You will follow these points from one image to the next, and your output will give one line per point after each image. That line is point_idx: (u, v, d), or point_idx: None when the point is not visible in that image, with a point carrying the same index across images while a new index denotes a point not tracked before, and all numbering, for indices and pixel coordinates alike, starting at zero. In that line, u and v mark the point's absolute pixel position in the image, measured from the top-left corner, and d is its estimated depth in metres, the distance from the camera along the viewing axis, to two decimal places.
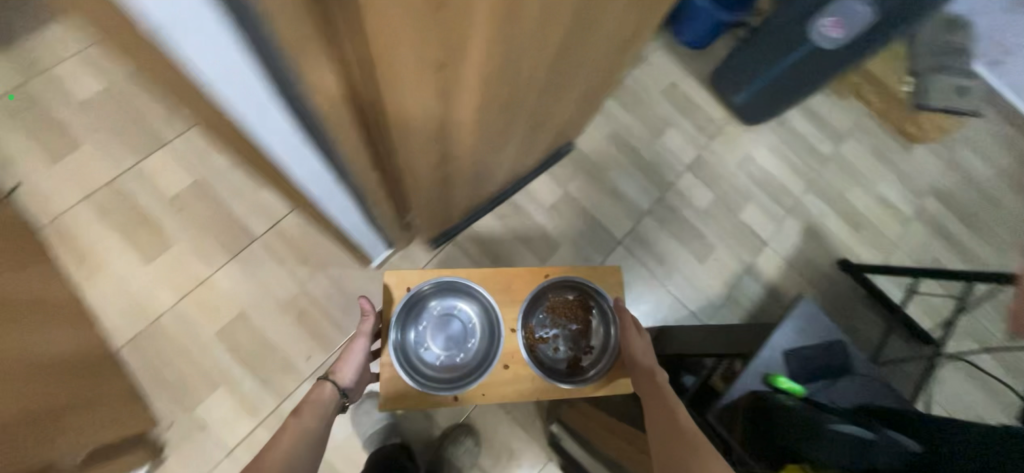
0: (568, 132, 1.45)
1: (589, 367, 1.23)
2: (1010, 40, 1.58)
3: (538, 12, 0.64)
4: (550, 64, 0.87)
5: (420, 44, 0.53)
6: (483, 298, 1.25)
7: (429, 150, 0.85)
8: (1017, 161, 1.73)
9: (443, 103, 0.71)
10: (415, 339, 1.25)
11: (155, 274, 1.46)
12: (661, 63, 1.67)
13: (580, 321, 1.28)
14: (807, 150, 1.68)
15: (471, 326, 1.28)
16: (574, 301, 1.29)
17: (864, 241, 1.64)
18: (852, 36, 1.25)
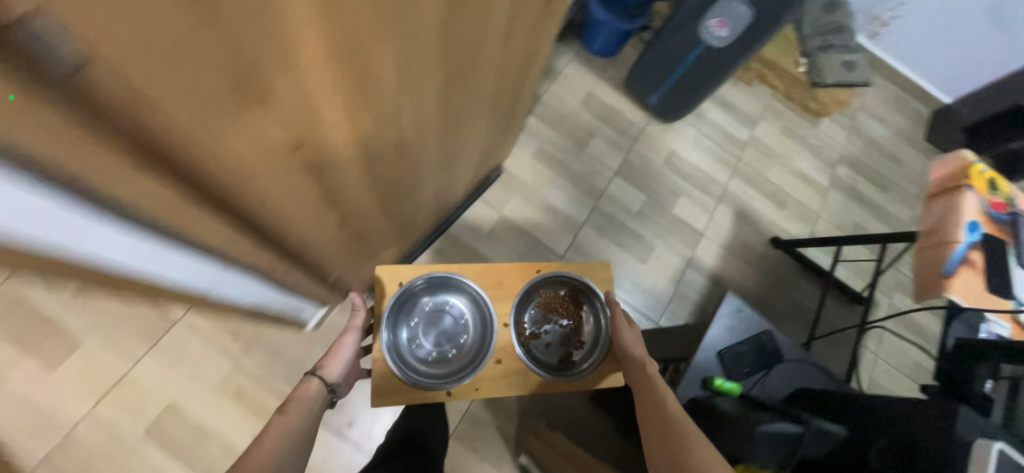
0: (494, 155, 1.27)
1: (585, 359, 1.03)
2: (885, 14, 1.71)
3: (410, 34, 0.46)
4: (445, 101, 0.68)
5: (239, 112, 0.35)
6: (474, 289, 1.01)
7: (326, 222, 0.65)
8: (907, 122, 1.83)
9: (318, 174, 0.52)
10: (407, 335, 1.02)
11: (64, 384, 1.06)
12: (575, 72, 1.57)
13: (573, 313, 1.07)
14: (727, 139, 1.63)
15: (464, 320, 1.06)
16: (564, 293, 1.07)
17: (792, 216, 1.58)
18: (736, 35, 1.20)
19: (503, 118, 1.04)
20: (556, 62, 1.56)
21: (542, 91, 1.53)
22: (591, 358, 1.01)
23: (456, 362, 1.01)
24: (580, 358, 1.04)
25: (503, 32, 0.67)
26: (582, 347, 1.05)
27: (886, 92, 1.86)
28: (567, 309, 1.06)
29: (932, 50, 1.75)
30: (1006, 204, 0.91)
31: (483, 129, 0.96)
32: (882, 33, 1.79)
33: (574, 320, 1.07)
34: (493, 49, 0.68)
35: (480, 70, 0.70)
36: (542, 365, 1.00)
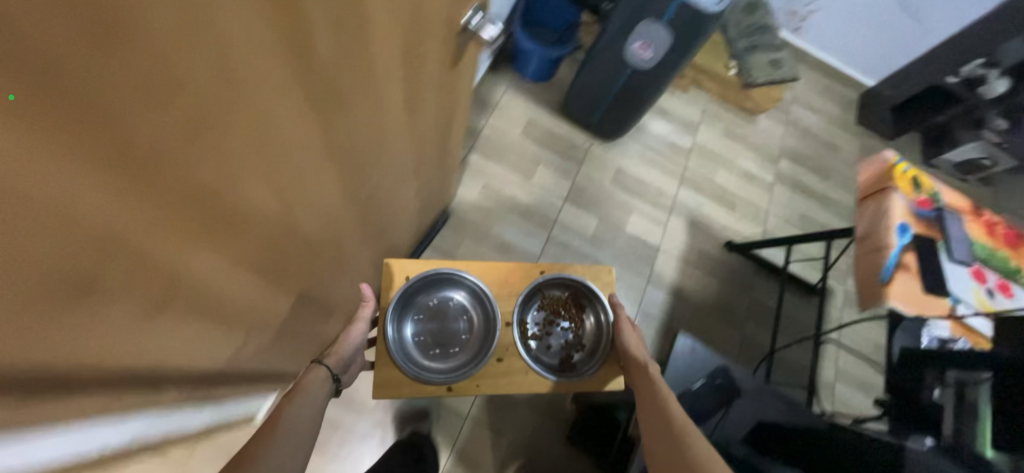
0: (438, 203, 1.23)
1: (584, 357, 1.05)
2: (802, 9, 1.78)
3: (284, 161, 0.43)
4: (353, 189, 0.64)
5: (63, 316, 0.30)
6: (480, 290, 1.03)
7: (235, 341, 0.59)
8: (837, 107, 1.90)
9: (204, 312, 0.47)
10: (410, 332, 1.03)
11: None
12: (513, 101, 1.55)
13: (574, 313, 1.09)
14: (671, 149, 1.64)
15: (467, 316, 1.06)
16: (565, 292, 1.09)
17: (743, 217, 1.61)
18: (659, 56, 1.18)
19: (438, 173, 1.00)
20: (492, 93, 1.53)
21: (482, 125, 1.49)
22: (591, 355, 1.04)
23: (454, 360, 1.02)
24: (580, 358, 1.05)
25: (404, 115, 0.63)
26: (581, 347, 1.07)
27: (814, 81, 1.92)
28: (569, 309, 1.08)
29: (851, 38, 1.82)
30: (930, 201, 0.94)
31: (415, 191, 0.92)
32: (802, 27, 1.85)
33: (576, 320, 1.09)
34: (398, 130, 0.64)
35: (390, 151, 0.66)
36: (541, 363, 1.02)
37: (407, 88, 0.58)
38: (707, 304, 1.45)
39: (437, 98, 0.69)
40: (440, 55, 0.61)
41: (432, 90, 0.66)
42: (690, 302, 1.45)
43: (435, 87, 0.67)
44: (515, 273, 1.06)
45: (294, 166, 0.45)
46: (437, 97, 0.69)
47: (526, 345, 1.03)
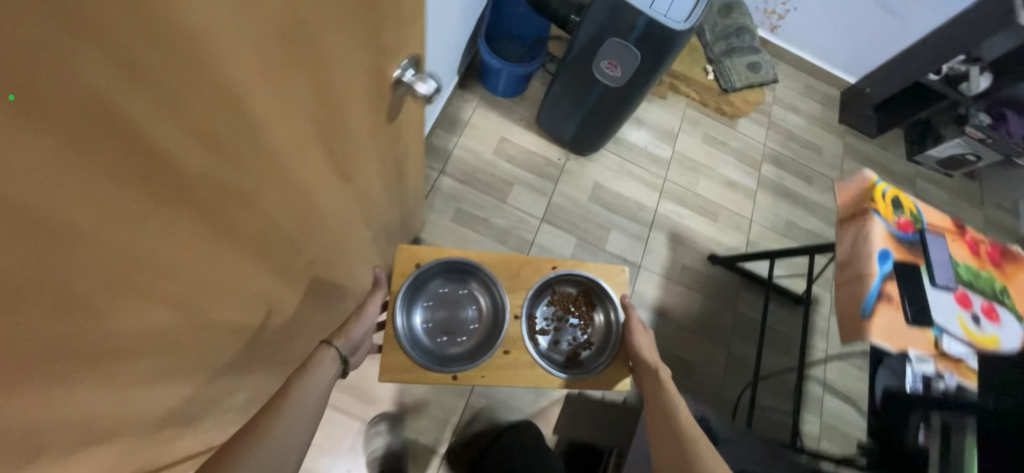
0: (406, 236, 1.17)
1: (590, 351, 1.11)
2: (779, 8, 1.73)
3: (172, 269, 0.37)
4: (282, 259, 0.58)
5: None
6: (496, 286, 1.11)
7: (164, 435, 0.54)
8: (819, 106, 1.85)
9: (103, 435, 0.42)
10: (420, 319, 1.12)
11: None
12: (484, 118, 1.49)
13: (583, 309, 1.15)
14: (650, 160, 1.59)
15: (476, 307, 1.15)
16: (578, 288, 1.16)
17: (726, 227, 1.57)
18: (630, 74, 1.14)
19: (399, 213, 0.95)
20: (462, 111, 1.47)
21: (451, 145, 1.43)
22: (596, 351, 1.10)
23: (459, 351, 1.10)
24: (585, 353, 1.11)
25: (338, 180, 0.58)
26: (587, 342, 1.13)
27: (795, 80, 1.87)
28: (578, 305, 1.15)
29: (830, 36, 1.77)
30: (912, 223, 0.91)
31: (373, 237, 0.87)
32: (781, 26, 1.80)
33: (585, 315, 1.15)
34: (333, 195, 0.59)
35: (326, 217, 0.61)
36: (546, 354, 1.09)
37: (336, 157, 0.53)
38: (690, 322, 1.41)
39: (378, 155, 0.64)
40: (373, 115, 0.56)
41: (369, 148, 0.61)
42: (674, 321, 1.41)
43: (374, 145, 0.62)
44: (526, 268, 1.12)
45: (187, 270, 0.39)
46: (377, 153, 0.64)
47: (534, 338, 1.09)
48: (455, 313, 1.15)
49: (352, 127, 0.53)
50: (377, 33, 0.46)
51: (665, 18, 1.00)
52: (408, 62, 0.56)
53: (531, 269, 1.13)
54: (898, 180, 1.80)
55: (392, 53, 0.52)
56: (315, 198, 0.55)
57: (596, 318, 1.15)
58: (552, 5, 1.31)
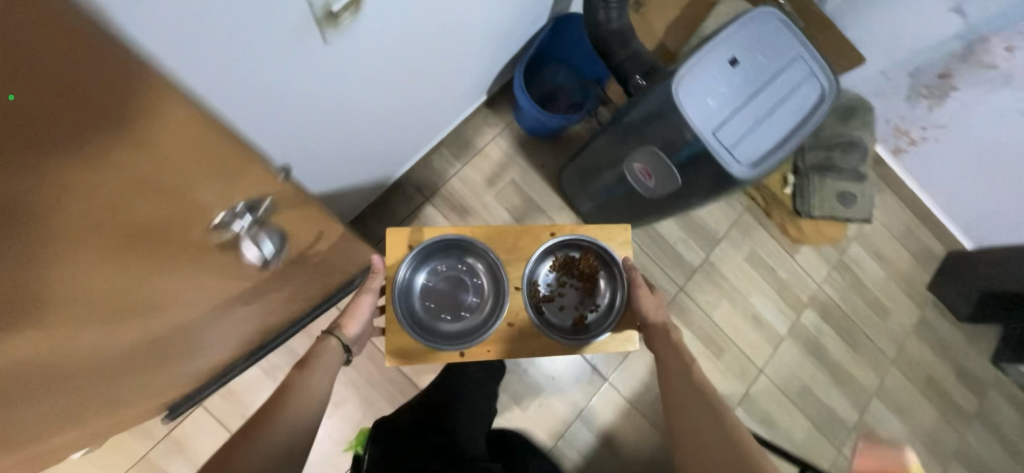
0: (348, 267, 1.01)
1: (597, 315, 1.05)
2: (916, 131, 1.33)
3: None
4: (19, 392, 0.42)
5: None
6: (490, 258, 1.02)
7: None
8: (913, 262, 1.48)
9: None
10: (420, 298, 1.07)
11: None
12: (502, 150, 1.27)
13: (583, 278, 1.09)
14: (674, 261, 1.33)
15: (476, 283, 1.08)
16: (580, 257, 1.08)
17: (726, 370, 1.32)
18: (665, 192, 0.87)
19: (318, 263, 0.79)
20: (478, 135, 1.25)
21: (452, 172, 1.24)
22: (603, 313, 1.04)
23: (468, 322, 1.05)
24: (591, 316, 1.06)
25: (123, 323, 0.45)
26: (593, 309, 1.07)
27: (898, 220, 1.47)
28: (578, 274, 1.09)
29: (964, 186, 1.37)
30: None
31: (267, 297, 0.72)
32: (907, 152, 1.40)
33: (586, 283, 1.09)
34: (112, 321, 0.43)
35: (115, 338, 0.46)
36: (552, 325, 1.04)
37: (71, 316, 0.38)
38: (638, 463, 1.22)
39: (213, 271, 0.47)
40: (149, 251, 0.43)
41: (154, 266, 0.45)
42: (620, 456, 1.22)
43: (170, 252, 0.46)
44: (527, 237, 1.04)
45: None
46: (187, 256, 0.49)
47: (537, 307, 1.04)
48: (457, 281, 1.09)
49: (98, 296, 0.40)
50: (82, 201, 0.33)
51: (725, 153, 0.74)
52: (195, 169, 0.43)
53: (527, 240, 1.04)
54: (966, 382, 1.45)
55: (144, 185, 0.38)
56: (75, 346, 0.40)
57: (598, 285, 1.08)
58: (618, 54, 1.04)
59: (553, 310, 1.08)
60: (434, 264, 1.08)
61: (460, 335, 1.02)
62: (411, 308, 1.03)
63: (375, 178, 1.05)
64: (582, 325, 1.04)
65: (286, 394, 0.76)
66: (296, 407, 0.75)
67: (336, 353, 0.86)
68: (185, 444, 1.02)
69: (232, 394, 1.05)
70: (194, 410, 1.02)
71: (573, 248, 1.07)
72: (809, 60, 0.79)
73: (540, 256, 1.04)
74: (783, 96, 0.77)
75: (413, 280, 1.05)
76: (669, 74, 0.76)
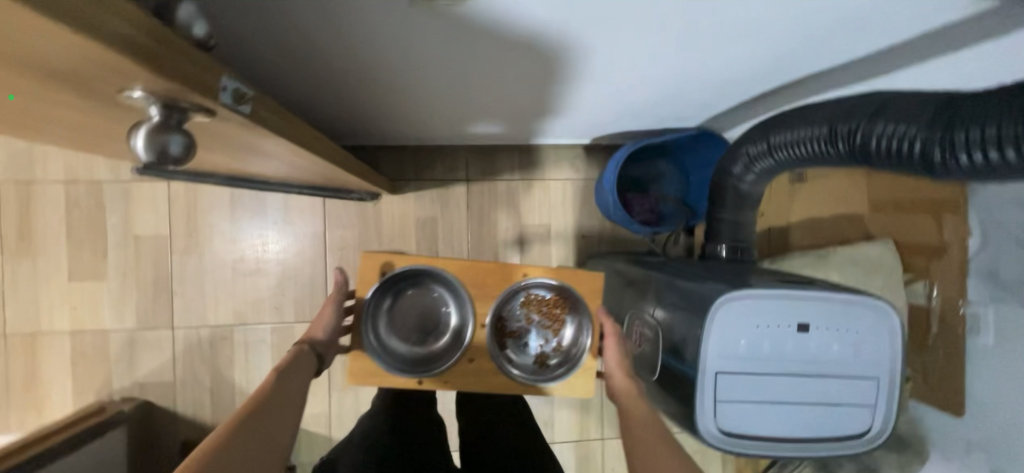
0: (350, 182, 0.99)
1: (565, 362, 0.83)
2: None
3: None
4: None
5: None
6: (467, 307, 0.82)
7: None
8: None
9: None
10: (385, 322, 0.82)
11: None
12: (562, 196, 1.18)
13: (554, 321, 0.84)
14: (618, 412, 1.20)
15: (445, 310, 0.84)
16: (551, 295, 0.84)
17: None
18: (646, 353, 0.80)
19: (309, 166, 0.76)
20: (554, 165, 1.18)
21: (506, 177, 1.17)
22: (572, 364, 0.82)
23: (430, 357, 0.82)
24: (558, 361, 0.83)
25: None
26: (557, 348, 0.84)
27: None
28: (548, 312, 0.84)
29: None
30: None
31: (237, 159, 0.70)
32: None
33: (558, 326, 0.85)
34: (21, 102, 0.40)
35: (19, 110, 0.44)
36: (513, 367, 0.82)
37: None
38: None
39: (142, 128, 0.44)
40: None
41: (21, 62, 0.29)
42: None
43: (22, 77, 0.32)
44: (495, 276, 0.83)
45: None
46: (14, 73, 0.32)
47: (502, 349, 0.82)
48: (428, 308, 0.84)
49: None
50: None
51: (706, 400, 0.64)
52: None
53: (499, 276, 0.83)
54: None
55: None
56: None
57: (567, 331, 0.84)
58: (722, 212, 0.92)
59: (517, 352, 0.84)
60: (411, 286, 0.83)
61: (417, 367, 0.81)
62: (370, 327, 0.80)
63: (409, 132, 0.99)
64: (547, 372, 0.82)
65: (251, 403, 0.60)
66: (263, 415, 0.59)
67: (307, 357, 0.73)
68: (131, 200, 1.06)
69: (192, 196, 1.08)
70: (158, 181, 1.06)
71: (540, 285, 0.84)
72: (880, 390, 0.64)
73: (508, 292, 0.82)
74: (823, 400, 0.64)
75: (380, 297, 0.82)
76: (728, 287, 0.65)
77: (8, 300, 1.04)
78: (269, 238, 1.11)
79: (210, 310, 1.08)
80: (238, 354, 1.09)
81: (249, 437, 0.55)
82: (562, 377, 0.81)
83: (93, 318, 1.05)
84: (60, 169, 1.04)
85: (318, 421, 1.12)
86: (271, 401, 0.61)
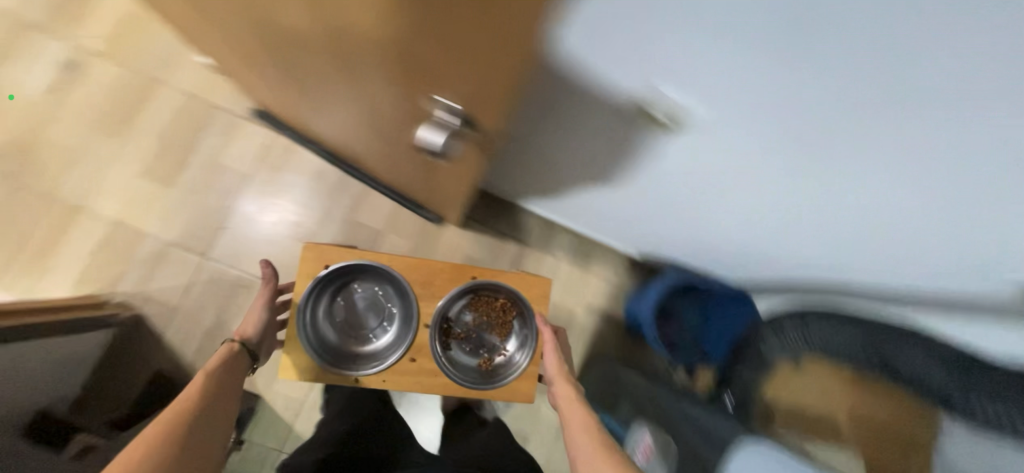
0: (432, 200, 1.08)
1: (506, 364, 0.95)
2: None
3: None
4: (259, 20, 0.53)
5: None
6: (409, 300, 0.94)
7: None
8: None
9: None
10: (327, 311, 0.94)
11: None
12: (595, 291, 1.28)
13: (499, 326, 0.97)
14: None
15: (388, 305, 0.97)
16: (500, 301, 0.96)
17: None
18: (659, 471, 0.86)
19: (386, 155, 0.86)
20: (599, 262, 1.28)
21: (555, 254, 1.27)
22: (513, 365, 0.94)
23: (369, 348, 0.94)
24: (500, 362, 0.96)
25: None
26: (502, 354, 0.97)
27: None
28: (496, 316, 0.96)
29: None
30: None
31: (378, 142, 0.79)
32: None
33: (503, 331, 0.97)
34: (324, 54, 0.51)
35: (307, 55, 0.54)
36: (462, 370, 0.93)
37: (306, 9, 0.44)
38: None
39: (392, 97, 0.54)
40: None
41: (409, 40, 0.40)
42: None
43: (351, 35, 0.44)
44: (445, 274, 0.95)
45: None
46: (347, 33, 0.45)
47: (448, 354, 0.94)
48: (371, 302, 0.97)
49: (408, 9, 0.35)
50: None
51: None
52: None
53: (446, 277, 0.96)
54: None
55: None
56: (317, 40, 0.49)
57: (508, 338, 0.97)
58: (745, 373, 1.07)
59: (464, 358, 0.96)
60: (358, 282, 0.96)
61: (360, 357, 0.93)
62: (313, 315, 0.92)
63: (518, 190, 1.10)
64: (488, 372, 0.94)
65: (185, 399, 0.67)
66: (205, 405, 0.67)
67: (242, 356, 0.82)
68: (235, 131, 1.13)
69: (288, 149, 1.15)
70: (267, 128, 1.14)
71: (489, 288, 0.96)
72: None
73: (454, 296, 0.94)
74: None
75: (326, 289, 0.94)
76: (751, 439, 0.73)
77: (73, 169, 1.05)
78: (332, 217, 1.16)
79: (248, 256, 1.10)
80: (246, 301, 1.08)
81: (178, 429, 0.60)
82: (508, 377, 0.93)
83: (141, 218, 1.07)
84: (190, 82, 1.12)
85: (286, 404, 1.08)
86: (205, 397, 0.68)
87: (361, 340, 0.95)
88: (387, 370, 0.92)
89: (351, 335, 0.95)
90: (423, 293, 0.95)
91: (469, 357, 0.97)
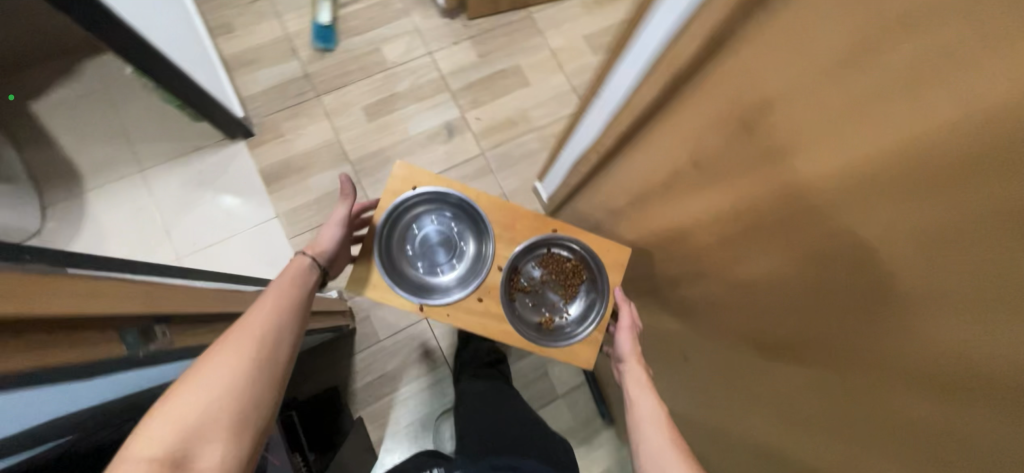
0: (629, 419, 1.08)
1: (568, 327, 0.91)
2: None
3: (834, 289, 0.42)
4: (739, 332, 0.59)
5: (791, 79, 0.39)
6: (485, 227, 0.91)
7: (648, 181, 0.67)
8: None
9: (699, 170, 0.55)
10: (402, 224, 0.92)
11: (573, 43, 1.41)
12: None
13: (566, 287, 0.93)
14: None
15: (460, 233, 0.94)
16: (570, 262, 0.91)
17: None
18: None
19: (658, 362, 0.85)
20: None
21: None
22: (576, 329, 0.90)
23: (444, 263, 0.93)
24: (562, 323, 0.92)
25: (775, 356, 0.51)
26: (564, 317, 0.93)
27: None
28: (568, 279, 0.92)
29: None
30: None
31: (671, 381, 0.83)
32: None
33: (569, 292, 0.93)
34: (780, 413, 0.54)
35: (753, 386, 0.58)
36: (524, 322, 0.89)
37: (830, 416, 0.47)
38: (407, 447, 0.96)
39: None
40: (846, 299, 0.41)
41: None
42: None
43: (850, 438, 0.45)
44: (524, 219, 0.90)
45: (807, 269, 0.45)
46: (838, 424, 0.46)
47: (512, 303, 0.90)
48: (444, 230, 0.95)
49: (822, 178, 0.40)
50: (858, 168, 0.36)
51: None
52: (945, 408, 0.34)
53: (525, 223, 0.90)
54: None
55: (895, 278, 0.36)
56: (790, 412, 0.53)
57: (573, 304, 0.93)
58: None
59: (527, 314, 0.92)
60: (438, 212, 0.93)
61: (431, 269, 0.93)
62: (388, 236, 0.89)
63: None
64: (552, 331, 0.90)
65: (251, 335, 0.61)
66: (259, 351, 0.59)
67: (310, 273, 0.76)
68: None
69: None
70: None
71: (564, 248, 0.91)
72: None
73: (530, 246, 0.89)
74: None
75: (407, 209, 0.91)
76: None
77: None
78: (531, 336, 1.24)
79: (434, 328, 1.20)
80: (426, 379, 1.17)
81: (233, 367, 0.56)
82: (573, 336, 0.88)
83: None
84: (514, 189, 1.29)
85: None
86: (267, 319, 0.63)
87: (433, 249, 0.94)
88: (454, 304, 0.87)
89: (425, 242, 0.94)
90: (502, 235, 0.89)
91: (531, 314, 0.93)
